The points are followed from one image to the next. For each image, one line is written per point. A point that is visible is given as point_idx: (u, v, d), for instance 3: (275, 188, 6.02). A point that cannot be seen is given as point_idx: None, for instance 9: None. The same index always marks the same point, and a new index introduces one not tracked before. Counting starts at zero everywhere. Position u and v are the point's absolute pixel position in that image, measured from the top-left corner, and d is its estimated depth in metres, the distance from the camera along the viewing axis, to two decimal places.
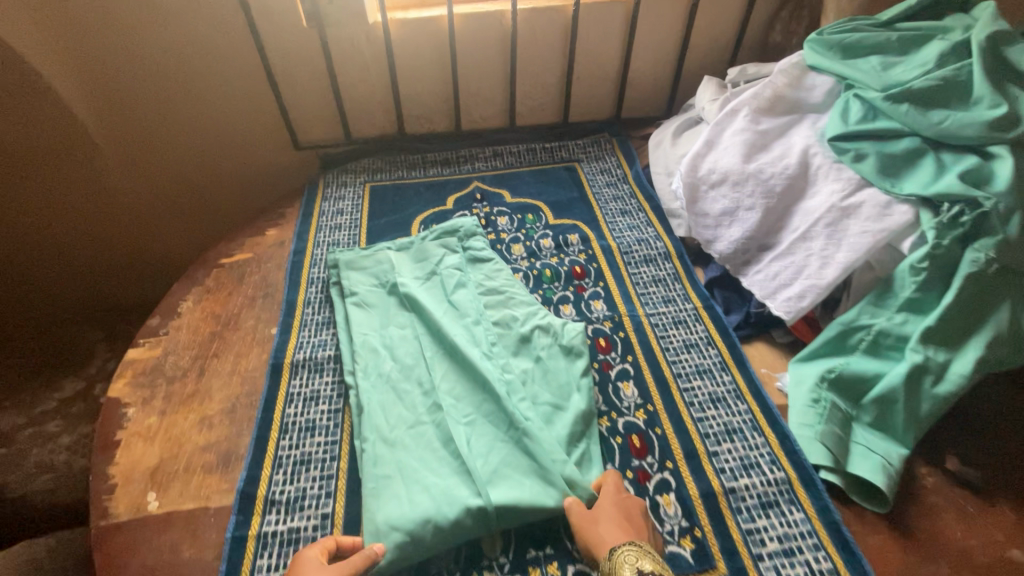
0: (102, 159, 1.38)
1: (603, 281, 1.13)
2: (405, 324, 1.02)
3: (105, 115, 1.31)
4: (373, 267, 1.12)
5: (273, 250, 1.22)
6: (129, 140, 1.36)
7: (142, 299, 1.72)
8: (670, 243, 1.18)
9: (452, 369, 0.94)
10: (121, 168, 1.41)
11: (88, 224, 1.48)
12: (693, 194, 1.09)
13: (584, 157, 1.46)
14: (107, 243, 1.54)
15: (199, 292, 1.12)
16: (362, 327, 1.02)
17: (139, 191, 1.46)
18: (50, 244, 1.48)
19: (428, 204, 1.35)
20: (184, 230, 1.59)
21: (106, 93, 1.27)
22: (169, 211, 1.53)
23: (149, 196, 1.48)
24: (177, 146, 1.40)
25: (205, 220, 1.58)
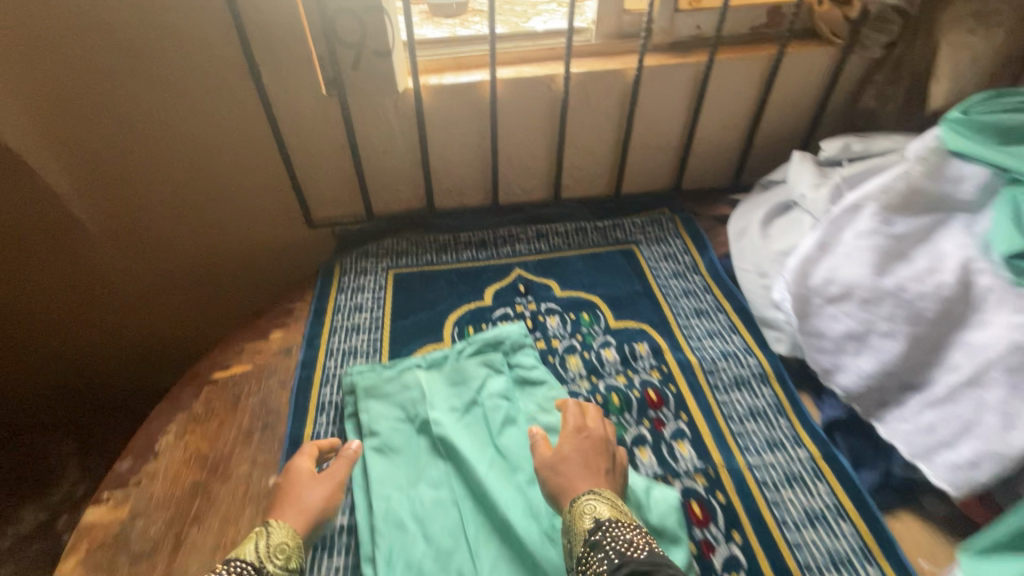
0: (91, 242, 1.19)
1: (687, 412, 0.90)
2: (440, 481, 0.81)
3: (93, 196, 1.12)
4: (396, 392, 0.91)
5: (277, 362, 1.01)
6: (123, 222, 1.18)
7: (150, 387, 1.55)
8: (766, 362, 0.95)
9: (505, 558, 0.73)
10: (114, 251, 1.22)
11: (85, 312, 1.32)
12: (803, 308, 0.86)
13: (643, 239, 1.25)
14: (105, 332, 1.37)
15: (183, 421, 0.91)
16: (385, 485, 0.80)
17: (140, 279, 1.28)
18: (45, 333, 1.33)
19: (462, 299, 1.14)
20: (189, 315, 1.39)
21: (95, 174, 1.10)
22: (174, 299, 1.34)
23: (149, 281, 1.29)
24: (179, 230, 1.21)
25: (215, 305, 1.38)
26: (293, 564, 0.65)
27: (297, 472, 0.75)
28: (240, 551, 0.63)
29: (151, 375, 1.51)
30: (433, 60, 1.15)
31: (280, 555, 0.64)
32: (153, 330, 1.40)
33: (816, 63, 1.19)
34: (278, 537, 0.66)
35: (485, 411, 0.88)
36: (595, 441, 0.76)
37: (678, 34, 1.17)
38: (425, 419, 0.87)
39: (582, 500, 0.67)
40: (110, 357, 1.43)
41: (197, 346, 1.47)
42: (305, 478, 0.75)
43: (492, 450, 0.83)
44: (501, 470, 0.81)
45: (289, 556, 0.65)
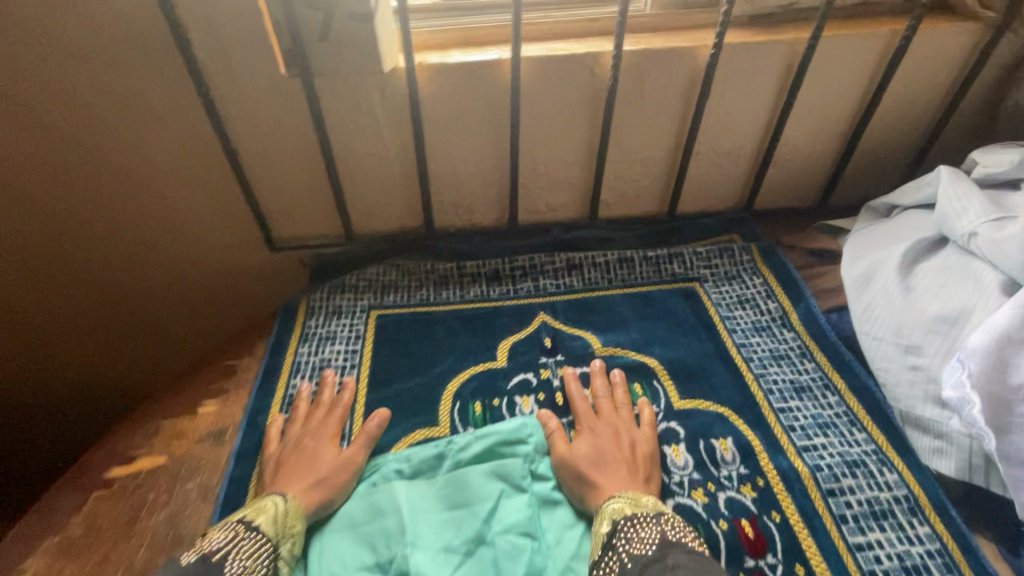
0: None
1: (805, 566, 0.59)
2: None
3: None
4: (369, 522, 0.63)
5: (202, 451, 0.72)
6: (19, 244, 0.86)
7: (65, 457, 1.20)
8: (915, 481, 0.65)
9: None
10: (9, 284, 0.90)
11: None
12: (1001, 420, 0.55)
13: (709, 276, 0.94)
14: None
15: (49, 553, 0.61)
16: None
17: (46, 318, 0.95)
18: None
19: (466, 359, 0.83)
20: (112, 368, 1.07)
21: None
22: (92, 345, 1.02)
23: (60, 322, 0.97)
24: (104, 256, 0.91)
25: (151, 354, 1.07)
26: (297, 549, 0.60)
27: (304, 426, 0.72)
28: (255, 513, 0.58)
29: (57, 440, 1.16)
30: (435, 33, 0.84)
31: (291, 535, 0.60)
32: (60, 382, 1.05)
33: (956, 45, 0.87)
34: (287, 512, 0.60)
35: (499, 556, 0.60)
36: (617, 428, 0.70)
37: (767, 2, 0.86)
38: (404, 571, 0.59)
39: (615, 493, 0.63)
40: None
41: (119, 403, 1.13)
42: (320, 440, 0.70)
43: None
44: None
45: (295, 540, 0.60)
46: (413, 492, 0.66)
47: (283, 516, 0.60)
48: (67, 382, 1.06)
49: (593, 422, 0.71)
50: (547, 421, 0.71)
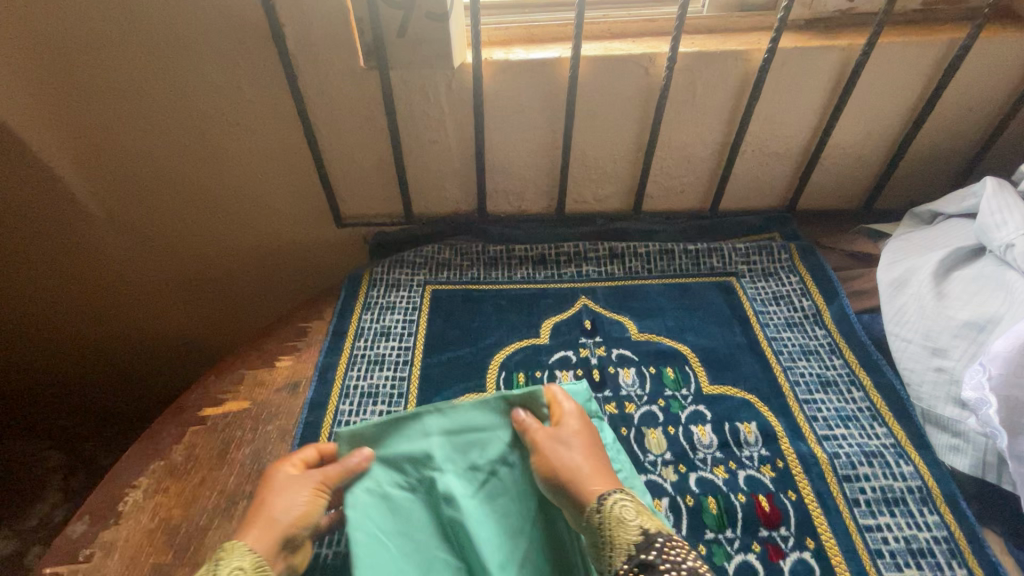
0: (100, 231, 1.01)
1: (815, 540, 0.65)
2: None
3: (104, 180, 0.94)
4: (399, 441, 0.68)
5: (280, 399, 0.82)
6: (136, 209, 0.99)
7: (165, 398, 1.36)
8: (929, 473, 0.69)
9: None
10: (125, 243, 1.04)
11: (89, 314, 1.13)
12: (1018, 422, 0.58)
13: (747, 271, 0.98)
14: (115, 334, 1.18)
15: (158, 474, 0.73)
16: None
17: (149, 272, 1.09)
18: (50, 337, 1.16)
19: (512, 334, 0.91)
20: (206, 322, 1.20)
21: (102, 151, 0.91)
22: (193, 301, 1.15)
23: (163, 278, 1.10)
24: (193, 221, 1.02)
25: (234, 312, 1.19)
26: None
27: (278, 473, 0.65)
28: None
29: (150, 380, 1.30)
30: (500, 30, 0.90)
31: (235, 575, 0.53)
32: (150, 328, 1.19)
33: (1017, 56, 0.87)
34: (234, 561, 0.54)
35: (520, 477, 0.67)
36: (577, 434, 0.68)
37: (825, 6, 0.88)
38: (434, 489, 0.66)
39: (604, 492, 0.61)
40: (99, 354, 1.21)
41: (197, 349, 1.25)
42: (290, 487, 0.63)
43: (530, 537, 0.64)
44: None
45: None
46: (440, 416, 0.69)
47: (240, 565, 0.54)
48: (176, 331, 1.21)
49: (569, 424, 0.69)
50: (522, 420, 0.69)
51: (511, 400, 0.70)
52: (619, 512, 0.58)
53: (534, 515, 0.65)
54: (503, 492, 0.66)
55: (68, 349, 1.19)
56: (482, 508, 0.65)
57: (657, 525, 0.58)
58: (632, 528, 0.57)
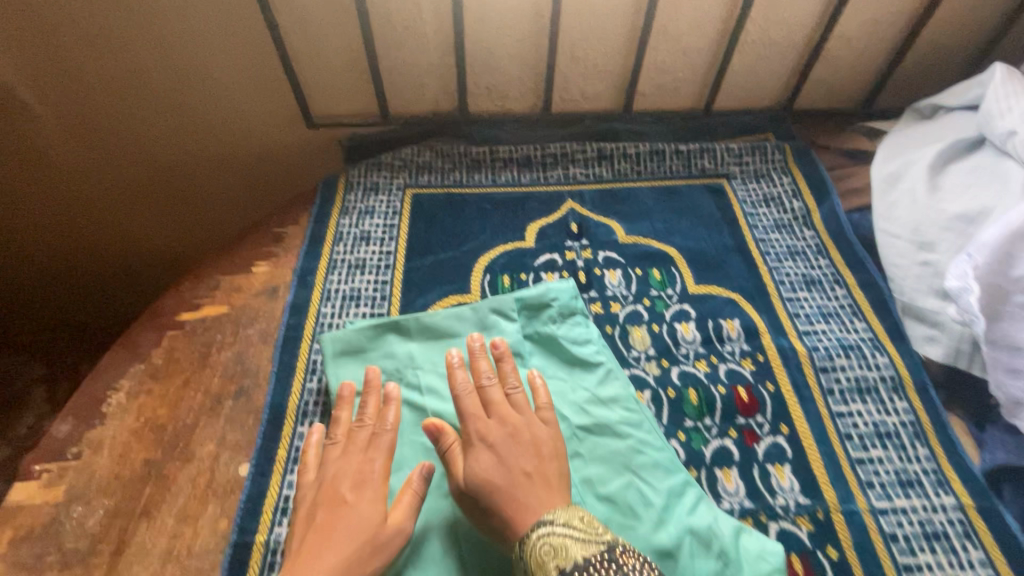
0: (48, 130, 0.92)
1: (788, 426, 0.67)
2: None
3: (45, 70, 0.84)
4: (376, 347, 0.70)
5: (259, 304, 0.79)
6: (86, 105, 0.90)
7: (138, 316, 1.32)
8: (903, 363, 0.71)
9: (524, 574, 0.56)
10: (80, 144, 0.95)
11: (48, 223, 1.06)
12: (995, 308, 0.59)
13: (738, 173, 0.95)
14: (78, 246, 1.11)
15: (139, 377, 0.72)
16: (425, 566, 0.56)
17: (110, 178, 1.01)
18: (10, 248, 1.09)
19: (497, 237, 0.88)
20: (173, 235, 1.13)
21: (37, 34, 0.80)
22: (158, 211, 1.08)
23: (125, 184, 1.03)
24: (150, 121, 0.94)
25: (204, 225, 1.12)
26: None
27: (340, 468, 0.57)
28: None
29: (119, 300, 1.23)
30: None
31: None
32: (119, 242, 1.12)
33: None
34: None
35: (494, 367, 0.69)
36: (514, 428, 0.58)
37: None
38: (412, 383, 0.68)
39: (532, 530, 0.51)
40: (60, 267, 1.14)
41: (167, 267, 1.18)
42: (368, 495, 0.55)
43: None
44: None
45: None
46: (419, 321, 0.71)
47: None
48: (141, 245, 1.13)
49: (483, 425, 0.58)
50: (456, 379, 0.61)
51: (481, 309, 0.72)
52: (541, 556, 0.49)
53: None
54: None
55: (29, 264, 1.13)
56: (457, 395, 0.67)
57: (580, 552, 0.49)
58: (553, 569, 0.48)
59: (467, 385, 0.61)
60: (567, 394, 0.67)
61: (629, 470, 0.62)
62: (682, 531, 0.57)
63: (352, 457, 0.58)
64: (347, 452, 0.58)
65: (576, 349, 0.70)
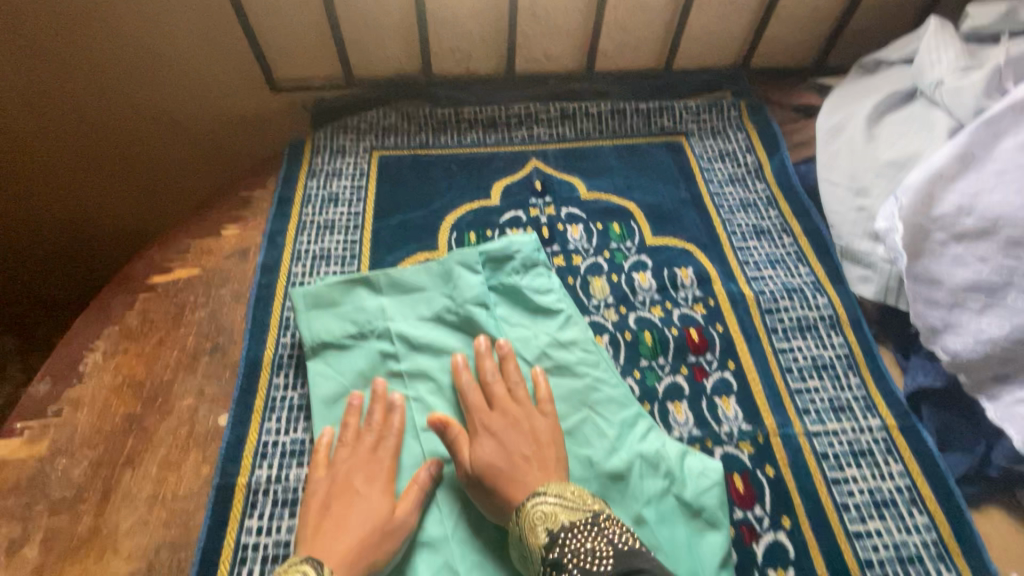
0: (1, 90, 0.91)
1: (735, 362, 0.73)
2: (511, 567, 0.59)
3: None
4: (345, 301, 0.72)
5: (230, 265, 0.81)
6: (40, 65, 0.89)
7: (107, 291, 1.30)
8: (840, 303, 0.76)
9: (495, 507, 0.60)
10: (35, 106, 0.94)
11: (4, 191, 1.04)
12: (918, 245, 0.64)
13: (696, 130, 0.98)
14: (37, 215, 1.09)
15: (114, 337, 0.73)
16: (447, 550, 0.59)
17: (68, 143, 1.00)
18: None
19: (463, 196, 0.91)
20: (136, 204, 1.11)
21: None
22: (120, 178, 1.06)
23: (84, 150, 1.01)
24: (111, 86, 0.93)
25: (168, 193, 1.10)
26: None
27: (351, 464, 0.61)
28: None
29: (84, 274, 1.21)
30: None
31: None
32: (92, 216, 1.11)
33: None
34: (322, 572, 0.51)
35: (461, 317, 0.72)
36: (516, 418, 0.62)
37: None
38: (382, 334, 0.71)
39: (526, 497, 0.55)
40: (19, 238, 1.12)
41: (131, 238, 1.16)
42: (379, 488, 0.60)
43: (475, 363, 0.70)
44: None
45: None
46: (388, 276, 0.74)
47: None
48: (104, 215, 1.12)
49: (487, 417, 0.62)
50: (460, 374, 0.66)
51: (448, 263, 0.75)
52: (533, 522, 0.53)
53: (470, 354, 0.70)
54: (450, 332, 0.72)
55: (1, 242, 1.12)
56: (424, 345, 0.70)
57: (567, 516, 0.52)
58: (542, 530, 0.52)
59: (471, 382, 0.66)
60: (529, 339, 0.71)
61: (586, 405, 0.67)
62: (633, 455, 0.62)
63: (361, 455, 0.62)
64: (356, 451, 0.62)
65: (538, 298, 0.74)
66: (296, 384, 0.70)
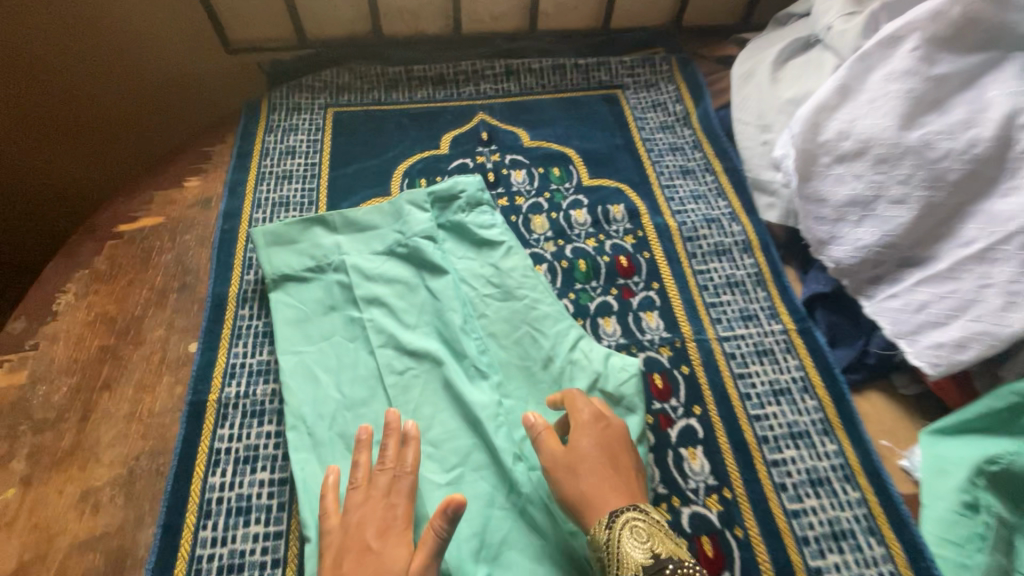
0: None
1: (658, 282, 0.82)
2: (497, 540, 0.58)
3: None
4: (303, 237, 0.78)
5: (194, 214, 0.86)
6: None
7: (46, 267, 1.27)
8: (752, 229, 0.86)
9: (438, 400, 0.67)
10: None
11: None
12: (807, 169, 0.74)
13: (631, 83, 1.06)
14: None
15: (85, 280, 0.78)
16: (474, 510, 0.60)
17: (14, 104, 1.00)
18: None
19: (415, 146, 0.97)
20: (84, 170, 1.12)
21: None
22: (68, 142, 1.07)
23: (31, 113, 1.02)
24: (65, 46, 0.96)
25: (118, 159, 1.12)
26: None
27: (362, 515, 0.55)
28: None
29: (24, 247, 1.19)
30: None
31: None
32: (63, 188, 1.13)
33: None
34: None
35: (410, 249, 0.78)
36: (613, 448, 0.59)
37: None
38: (338, 266, 0.77)
39: (620, 509, 0.54)
40: None
41: (76, 207, 1.16)
42: (394, 540, 0.54)
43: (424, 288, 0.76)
44: (430, 312, 0.74)
45: None
46: (344, 216, 0.80)
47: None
48: (48, 181, 1.11)
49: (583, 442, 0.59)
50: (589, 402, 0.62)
51: (398, 202, 0.81)
52: (633, 534, 0.52)
53: (420, 280, 0.77)
54: (403, 261, 0.78)
55: None
56: (378, 272, 0.77)
57: (665, 549, 0.51)
58: (644, 550, 0.51)
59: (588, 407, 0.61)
60: (474, 266, 0.79)
61: (526, 323, 0.74)
62: (565, 361, 0.70)
63: (375, 502, 0.56)
64: (369, 496, 0.56)
65: (482, 233, 0.81)
66: (261, 315, 0.76)
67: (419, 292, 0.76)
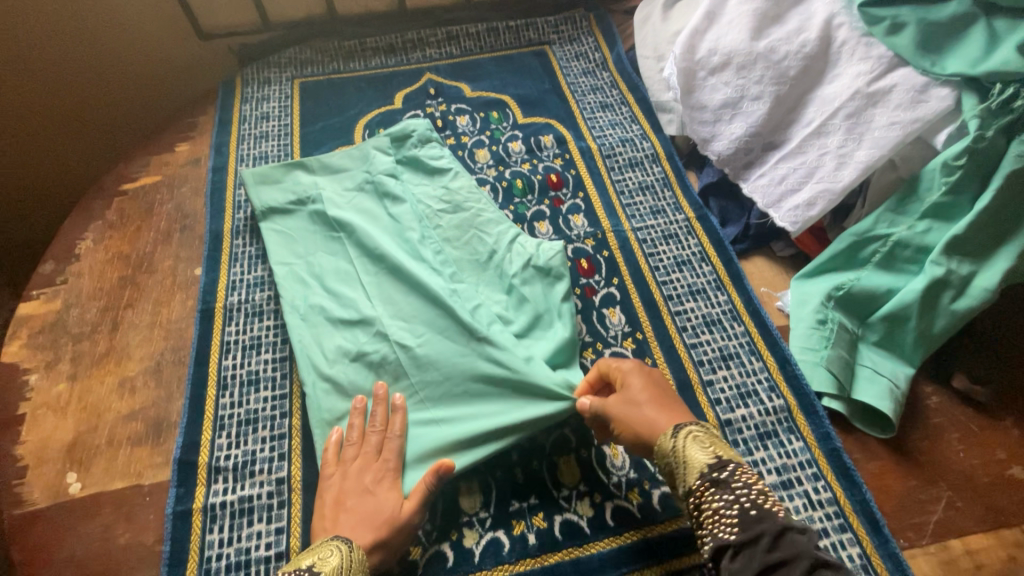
0: None
1: (583, 192, 0.98)
2: (461, 390, 0.73)
3: None
4: (281, 178, 0.93)
5: (187, 171, 1.01)
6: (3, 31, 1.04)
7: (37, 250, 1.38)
8: (659, 143, 1.03)
9: (402, 289, 0.82)
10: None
11: None
12: (690, 83, 0.91)
13: (556, 38, 1.23)
14: None
15: (100, 229, 0.92)
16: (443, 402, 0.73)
17: (18, 101, 1.13)
18: None
19: (373, 103, 1.13)
20: (77, 155, 1.25)
21: None
22: (64, 131, 1.21)
23: (30, 106, 1.14)
24: (28, 36, 1.06)
25: (109, 142, 1.26)
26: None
27: (361, 465, 0.67)
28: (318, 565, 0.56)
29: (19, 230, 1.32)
30: None
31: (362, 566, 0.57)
32: (59, 173, 1.26)
33: None
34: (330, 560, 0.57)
35: (372, 181, 0.93)
36: (662, 388, 0.65)
37: None
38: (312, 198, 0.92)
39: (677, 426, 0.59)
40: None
41: (73, 188, 1.30)
42: (387, 484, 0.65)
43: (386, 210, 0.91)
44: (393, 227, 0.89)
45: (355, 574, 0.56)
46: (319, 161, 0.95)
47: (347, 557, 0.57)
48: (44, 168, 1.24)
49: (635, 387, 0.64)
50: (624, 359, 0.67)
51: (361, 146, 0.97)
52: (695, 442, 0.57)
53: (382, 203, 0.92)
54: (370, 193, 0.93)
55: None
56: (348, 201, 0.92)
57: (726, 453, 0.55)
58: (707, 453, 0.55)
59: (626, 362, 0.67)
60: (428, 188, 0.94)
61: (474, 227, 0.89)
62: (507, 245, 0.87)
63: (368, 451, 0.68)
64: (362, 451, 0.68)
65: (433, 162, 0.97)
66: (253, 243, 0.92)
67: (382, 214, 0.91)
